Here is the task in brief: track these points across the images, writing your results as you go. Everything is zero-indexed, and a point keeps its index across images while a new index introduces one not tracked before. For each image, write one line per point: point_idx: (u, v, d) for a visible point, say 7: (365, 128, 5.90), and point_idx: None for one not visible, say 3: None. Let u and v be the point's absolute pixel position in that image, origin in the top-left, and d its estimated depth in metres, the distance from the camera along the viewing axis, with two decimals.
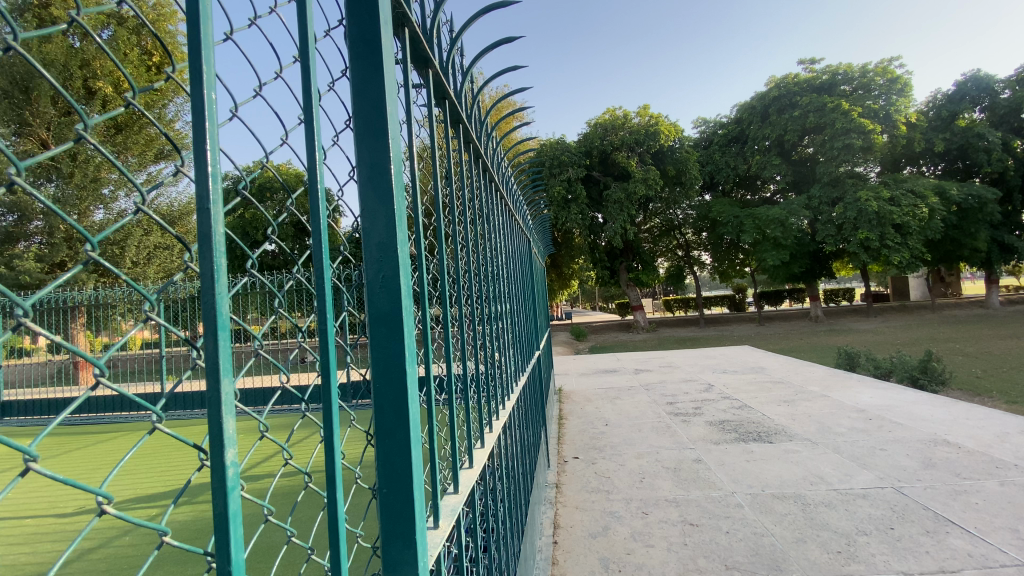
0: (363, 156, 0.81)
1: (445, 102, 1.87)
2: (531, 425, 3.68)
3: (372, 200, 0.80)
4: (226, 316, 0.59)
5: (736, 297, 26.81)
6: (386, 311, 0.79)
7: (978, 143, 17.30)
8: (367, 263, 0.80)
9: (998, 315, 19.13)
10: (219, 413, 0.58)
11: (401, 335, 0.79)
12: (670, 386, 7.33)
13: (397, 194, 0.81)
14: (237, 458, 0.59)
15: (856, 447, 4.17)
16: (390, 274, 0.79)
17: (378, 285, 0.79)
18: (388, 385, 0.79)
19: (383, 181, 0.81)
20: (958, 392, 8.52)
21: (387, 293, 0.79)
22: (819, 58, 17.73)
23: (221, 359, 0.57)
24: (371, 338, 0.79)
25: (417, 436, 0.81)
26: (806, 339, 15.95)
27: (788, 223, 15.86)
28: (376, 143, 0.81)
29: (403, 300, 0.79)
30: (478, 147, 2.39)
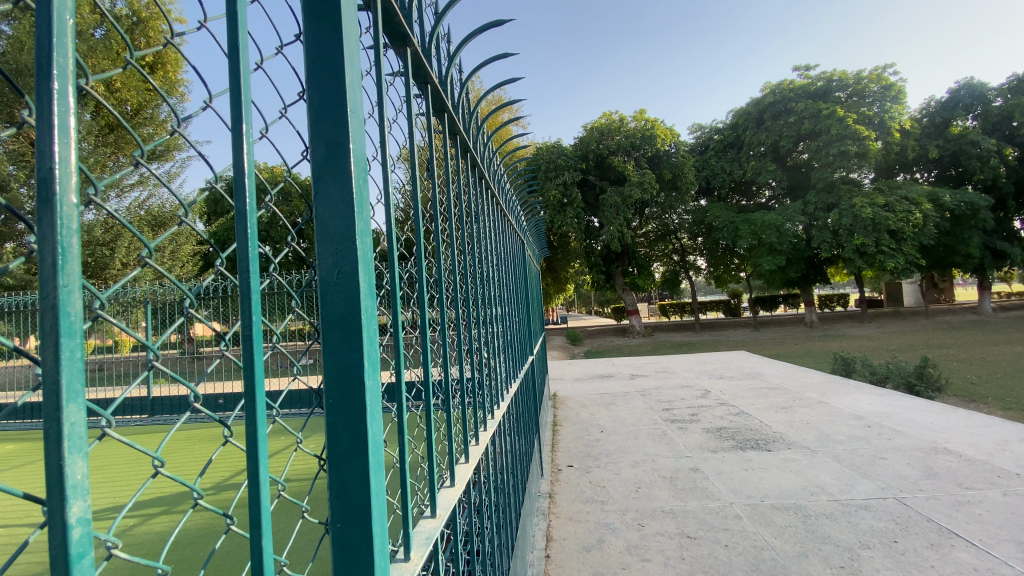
0: (317, 133, 0.70)
1: (428, 88, 1.71)
2: (525, 433, 3.56)
3: (328, 183, 0.69)
4: (76, 319, 0.44)
5: (732, 302, 26.77)
6: (341, 314, 0.68)
7: (971, 150, 17.38)
8: (321, 257, 0.69)
9: (991, 321, 19.14)
10: (57, 453, 0.42)
11: (358, 342, 0.69)
12: (666, 392, 7.23)
13: (357, 178, 0.71)
14: (88, 513, 0.44)
15: (856, 456, 4.07)
16: (348, 270, 0.68)
17: (329, 280, 0.68)
18: (341, 402, 0.68)
19: (339, 161, 0.70)
20: (953, 398, 8.49)
21: (340, 289, 0.68)
22: (814, 64, 17.80)
23: (64, 379, 0.42)
24: (323, 344, 0.68)
25: (377, 460, 0.71)
26: (801, 345, 15.89)
27: (784, 229, 15.84)
28: (333, 117, 0.70)
29: (361, 303, 0.69)
30: (467, 142, 2.26)
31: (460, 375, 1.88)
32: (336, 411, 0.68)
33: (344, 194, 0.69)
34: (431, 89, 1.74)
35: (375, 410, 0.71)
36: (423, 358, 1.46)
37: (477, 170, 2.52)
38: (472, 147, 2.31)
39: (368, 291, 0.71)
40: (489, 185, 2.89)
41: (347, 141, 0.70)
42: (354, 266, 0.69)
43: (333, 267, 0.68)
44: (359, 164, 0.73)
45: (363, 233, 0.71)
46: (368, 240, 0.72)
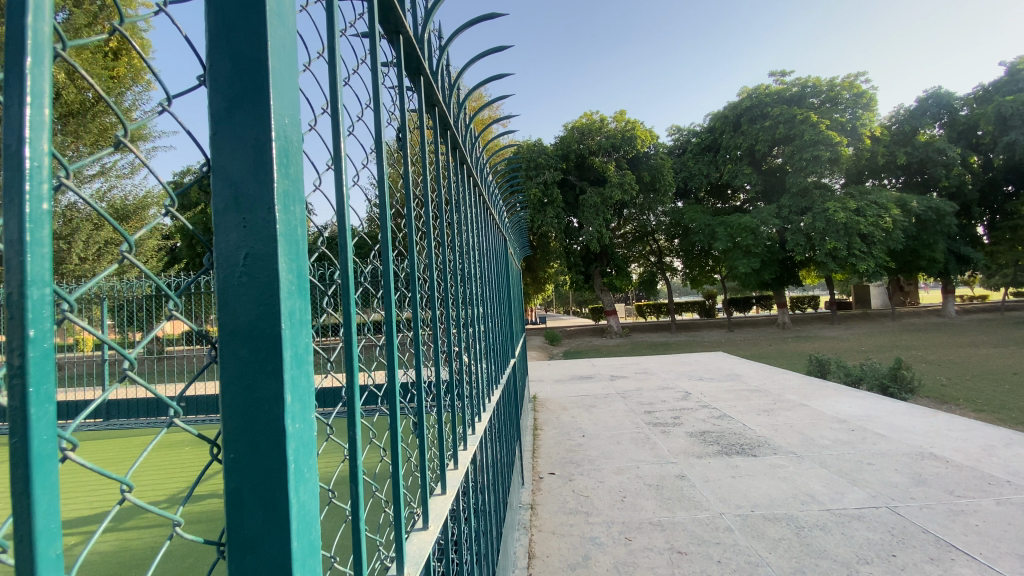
0: (223, 80, 0.54)
1: (400, 38, 1.45)
2: (506, 441, 3.37)
3: (233, 144, 0.54)
4: None
5: (707, 304, 27.03)
6: (252, 320, 0.53)
7: (938, 158, 17.93)
8: (225, 243, 0.53)
9: (955, 323, 19.75)
10: None
11: (279, 353, 0.53)
12: (647, 394, 7.13)
13: (282, 142, 0.56)
14: None
15: (843, 461, 3.99)
16: (263, 254, 0.53)
17: (228, 271, 0.53)
18: (258, 436, 0.53)
19: (248, 100, 0.54)
20: (925, 399, 8.61)
21: (249, 283, 0.53)
22: (789, 70, 18.02)
23: None
24: (224, 357, 0.53)
25: (304, 511, 0.56)
26: (775, 346, 16.09)
27: (759, 232, 16.03)
28: (248, 57, 0.54)
29: (283, 304, 0.54)
30: (448, 118, 2.03)
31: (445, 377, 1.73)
32: (237, 452, 0.52)
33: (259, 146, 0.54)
34: (403, 41, 1.49)
35: (306, 435, 0.57)
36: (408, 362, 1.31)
37: (457, 153, 2.31)
38: (453, 125, 2.08)
39: (295, 272, 0.56)
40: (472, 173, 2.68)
41: (264, 72, 0.54)
42: (271, 248, 0.54)
43: (236, 238, 0.53)
44: (288, 108, 0.58)
45: (286, 200, 0.56)
46: (294, 215, 0.57)
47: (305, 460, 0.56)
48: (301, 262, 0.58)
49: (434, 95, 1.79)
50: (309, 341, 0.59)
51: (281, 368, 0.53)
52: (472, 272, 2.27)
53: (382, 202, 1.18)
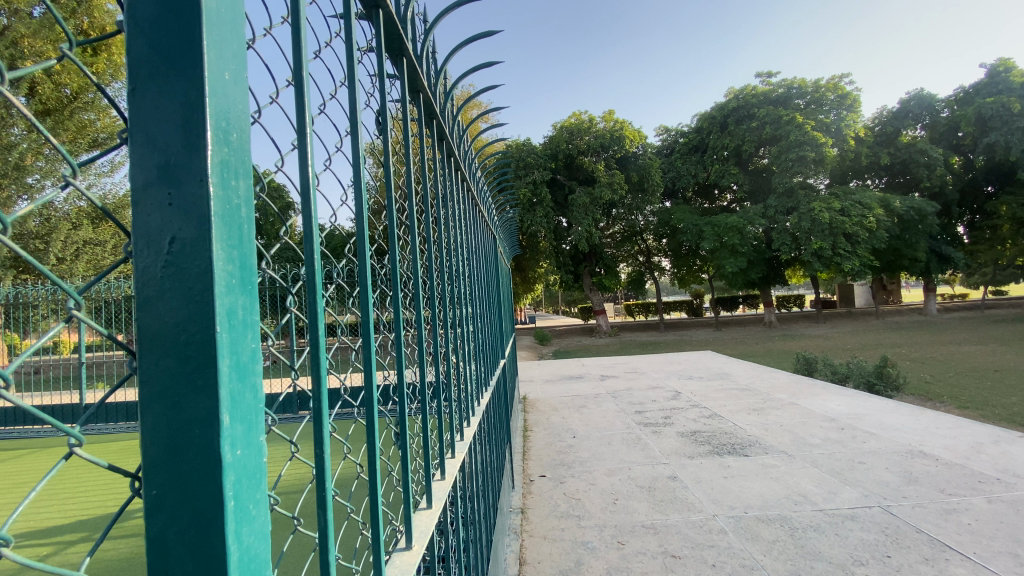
0: (140, 48, 0.47)
1: (380, 13, 1.30)
2: (496, 444, 3.30)
3: (158, 122, 0.47)
4: None
5: (694, 303, 27.17)
6: (177, 323, 0.47)
7: (920, 159, 18.19)
8: (140, 238, 0.47)
9: (937, 321, 20.06)
10: None
11: (215, 363, 0.47)
12: (637, 393, 7.10)
13: (215, 120, 0.49)
14: None
15: (834, 460, 3.98)
16: (194, 246, 0.47)
17: (154, 267, 0.47)
18: (181, 460, 0.46)
19: (182, 69, 0.47)
20: (910, 396, 8.69)
21: (174, 284, 0.46)
22: (775, 71, 18.18)
23: None
24: (143, 367, 0.47)
25: (249, 541, 0.49)
26: (762, 345, 16.23)
27: (746, 232, 16.14)
28: (175, 24, 0.48)
29: (217, 308, 0.47)
30: (434, 107, 1.90)
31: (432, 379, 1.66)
32: (163, 485, 0.47)
33: (195, 123, 0.48)
34: (384, 18, 1.35)
35: (251, 459, 0.51)
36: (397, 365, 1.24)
37: (443, 145, 2.19)
38: (439, 115, 1.97)
39: (238, 266, 0.50)
40: (460, 166, 2.56)
41: (196, 36, 0.48)
42: (204, 241, 0.47)
43: (162, 223, 0.47)
44: (230, 71, 0.52)
45: (224, 176, 0.50)
46: (235, 193, 0.51)
47: (250, 487, 0.51)
48: (245, 252, 0.52)
49: (418, 80, 1.64)
50: (258, 343, 0.53)
51: (216, 382, 0.47)
52: (461, 270, 2.18)
53: (359, 195, 1.08)
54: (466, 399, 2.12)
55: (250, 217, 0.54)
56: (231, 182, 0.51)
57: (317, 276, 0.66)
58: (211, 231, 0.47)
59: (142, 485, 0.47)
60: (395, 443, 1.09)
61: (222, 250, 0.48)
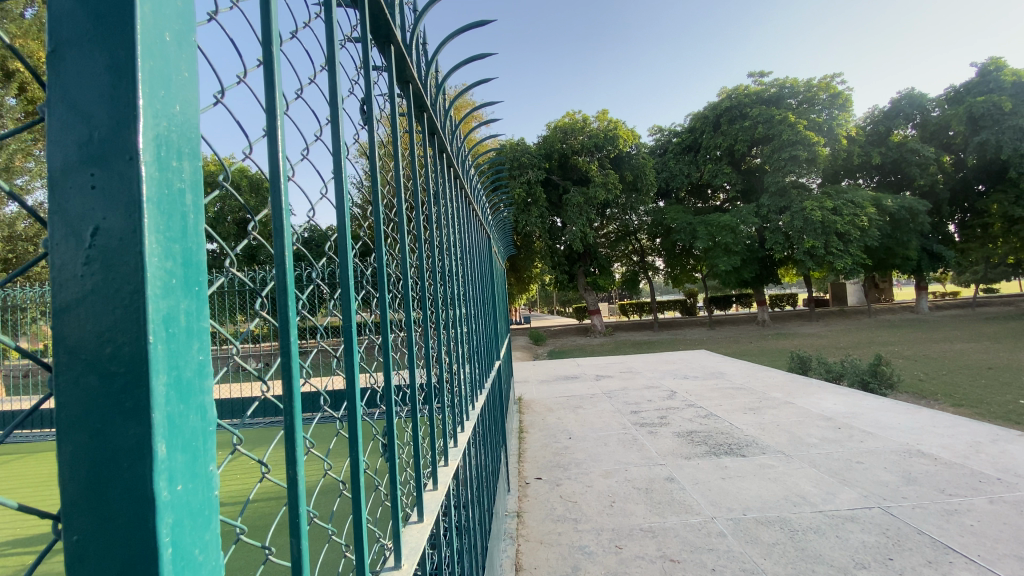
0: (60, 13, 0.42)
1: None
2: (491, 448, 3.26)
3: (84, 97, 0.42)
4: None
5: (688, 302, 27.23)
6: (104, 329, 0.41)
7: (911, 158, 18.30)
8: (61, 231, 0.41)
9: (928, 320, 20.20)
10: None
11: (148, 379, 0.42)
12: (633, 393, 7.06)
13: (149, 93, 0.44)
14: None
15: (832, 460, 3.95)
16: (125, 239, 0.41)
17: (75, 265, 0.41)
18: (107, 490, 0.41)
19: (113, 35, 0.42)
20: (904, 394, 8.72)
21: (98, 284, 0.41)
22: (768, 71, 18.22)
23: None
24: (65, 382, 0.41)
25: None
26: (756, 343, 16.26)
27: (739, 231, 16.17)
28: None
29: (152, 311, 0.42)
30: (424, 100, 1.82)
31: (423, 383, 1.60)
32: (86, 525, 0.41)
33: (126, 99, 0.42)
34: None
35: (196, 494, 0.46)
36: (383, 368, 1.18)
37: (434, 141, 2.12)
38: (431, 107, 1.89)
39: (179, 265, 0.45)
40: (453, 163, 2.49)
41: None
42: (138, 232, 0.42)
43: (85, 210, 0.41)
44: (171, 33, 0.47)
45: (162, 157, 0.44)
46: (178, 176, 0.46)
47: (195, 527, 0.45)
48: (190, 248, 0.47)
49: (407, 69, 1.57)
50: (207, 350, 0.48)
51: (149, 401, 0.42)
52: (454, 269, 2.11)
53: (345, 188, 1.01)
54: (461, 403, 2.06)
55: (195, 209, 0.49)
56: (173, 167, 0.46)
57: (287, 274, 0.61)
58: (142, 220, 0.42)
59: (63, 526, 0.42)
60: (382, 451, 1.03)
61: (156, 243, 0.43)
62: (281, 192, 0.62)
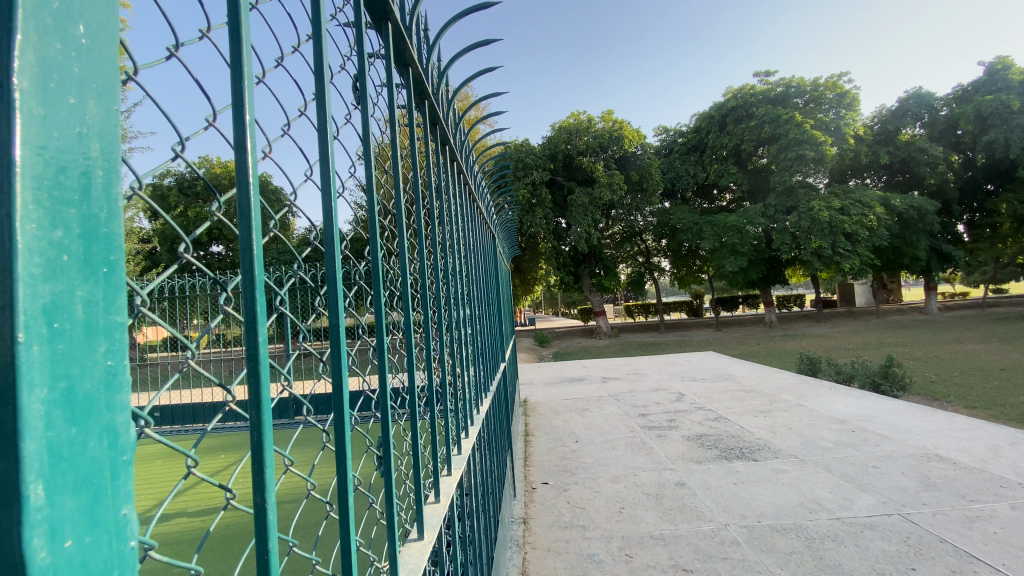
0: None
1: None
2: (496, 453, 3.18)
3: None
4: None
5: (694, 303, 27.03)
6: None
7: (920, 157, 18.08)
8: None
9: (938, 320, 19.93)
10: None
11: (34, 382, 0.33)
12: (640, 396, 6.95)
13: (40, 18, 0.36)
14: None
15: (847, 465, 3.84)
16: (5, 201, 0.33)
17: None
18: None
19: None
20: (916, 396, 8.55)
21: None
22: (774, 70, 18.06)
23: None
24: None
25: None
26: (763, 345, 16.08)
27: (746, 231, 16.01)
28: None
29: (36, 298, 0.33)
30: (424, 86, 1.72)
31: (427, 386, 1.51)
32: None
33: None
34: None
35: (100, 545, 0.38)
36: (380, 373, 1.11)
37: (436, 130, 2.03)
38: (432, 95, 1.79)
39: (76, 235, 0.38)
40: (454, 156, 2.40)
41: None
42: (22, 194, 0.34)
43: None
44: None
45: (52, 104, 0.36)
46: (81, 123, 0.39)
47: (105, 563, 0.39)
48: (90, 214, 0.40)
49: (404, 50, 1.47)
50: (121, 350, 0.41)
51: (37, 407, 0.33)
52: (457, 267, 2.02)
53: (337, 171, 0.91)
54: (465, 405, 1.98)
55: (105, 168, 0.41)
56: (62, 106, 0.37)
57: (256, 258, 0.54)
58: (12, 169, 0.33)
59: None
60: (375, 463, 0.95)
61: (37, 202, 0.34)
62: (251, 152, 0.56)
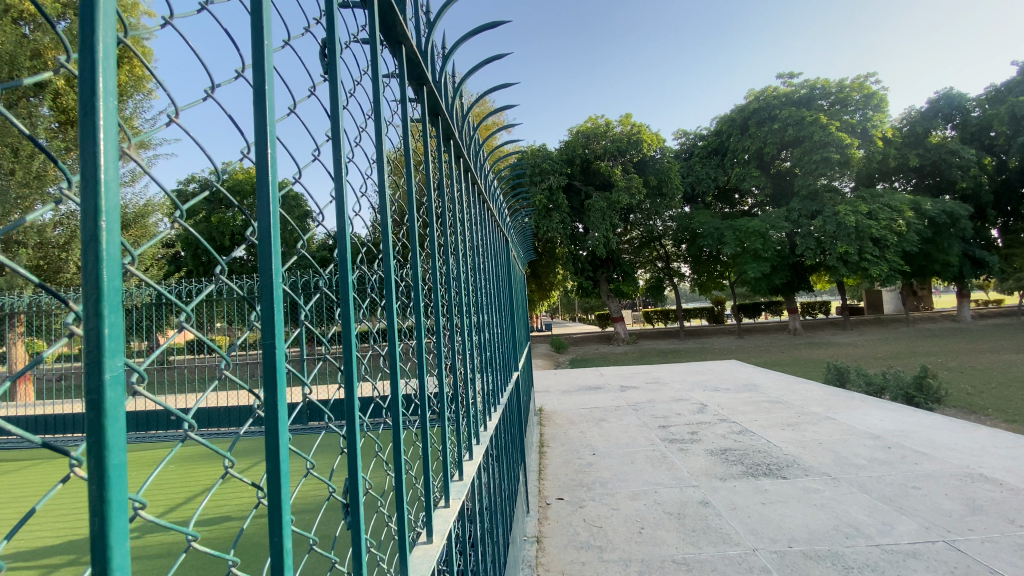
0: None
1: None
2: (508, 466, 3.07)
3: None
4: None
5: (715, 309, 26.50)
6: None
7: (951, 160, 17.46)
8: None
9: (971, 329, 19.12)
10: None
11: None
12: (660, 406, 6.71)
13: None
14: None
15: (884, 485, 3.58)
16: None
17: None
18: None
19: None
20: (952, 409, 8.13)
21: None
22: (798, 72, 17.65)
23: None
24: None
25: None
26: (787, 353, 15.60)
27: (769, 236, 15.61)
28: None
29: None
30: (423, 71, 1.61)
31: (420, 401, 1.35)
32: None
33: None
34: None
35: None
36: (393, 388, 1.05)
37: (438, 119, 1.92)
38: (431, 81, 1.67)
39: None
40: (459, 151, 2.28)
41: None
42: None
43: None
44: None
45: None
46: None
47: None
48: None
49: (396, 26, 1.36)
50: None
51: None
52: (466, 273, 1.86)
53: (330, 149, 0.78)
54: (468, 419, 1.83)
55: None
56: None
57: (102, 260, 0.41)
58: None
59: None
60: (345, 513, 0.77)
61: None
62: (103, 106, 0.42)
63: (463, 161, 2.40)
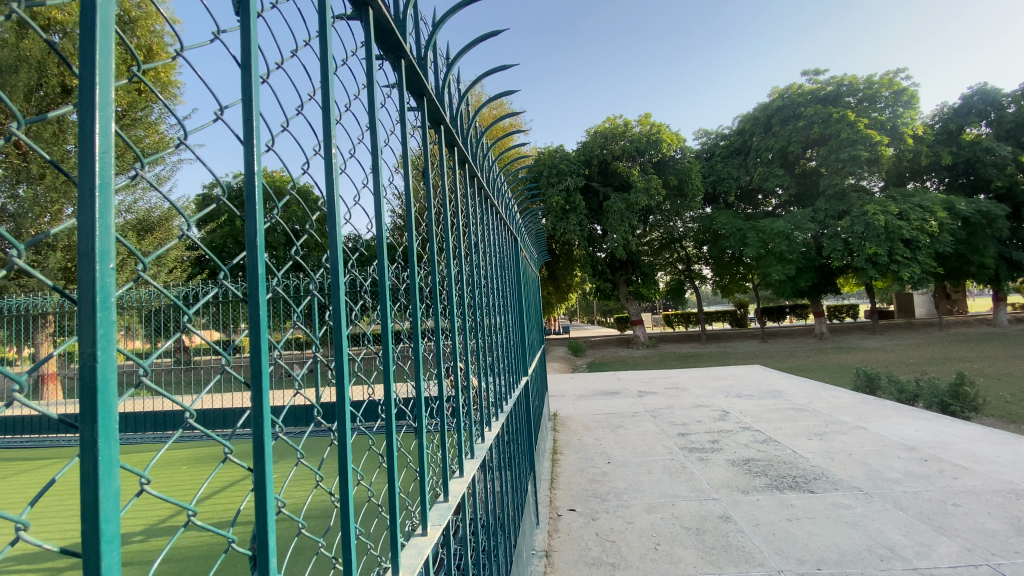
0: None
1: None
2: (515, 472, 2.95)
3: None
4: None
5: (738, 313, 25.90)
6: None
7: (986, 157, 16.75)
8: None
9: (1009, 334, 18.24)
10: None
11: None
12: (680, 413, 6.48)
13: None
14: None
15: (921, 502, 3.33)
16: None
17: None
18: None
19: None
20: (990, 418, 7.69)
21: None
22: (823, 69, 17.12)
23: None
24: None
25: None
26: (813, 357, 15.12)
27: (794, 237, 15.14)
28: None
29: None
30: (394, 37, 1.53)
31: (383, 407, 1.24)
32: None
33: None
34: None
35: None
36: (337, 386, 0.93)
37: (422, 101, 1.86)
38: (404, 51, 1.59)
39: None
40: (453, 139, 2.19)
41: None
42: None
43: None
44: None
45: None
46: None
47: None
48: None
49: None
50: None
51: None
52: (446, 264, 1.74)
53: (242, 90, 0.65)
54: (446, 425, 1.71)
55: None
56: None
57: None
58: None
59: None
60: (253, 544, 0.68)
61: None
62: None
63: (459, 153, 2.30)
